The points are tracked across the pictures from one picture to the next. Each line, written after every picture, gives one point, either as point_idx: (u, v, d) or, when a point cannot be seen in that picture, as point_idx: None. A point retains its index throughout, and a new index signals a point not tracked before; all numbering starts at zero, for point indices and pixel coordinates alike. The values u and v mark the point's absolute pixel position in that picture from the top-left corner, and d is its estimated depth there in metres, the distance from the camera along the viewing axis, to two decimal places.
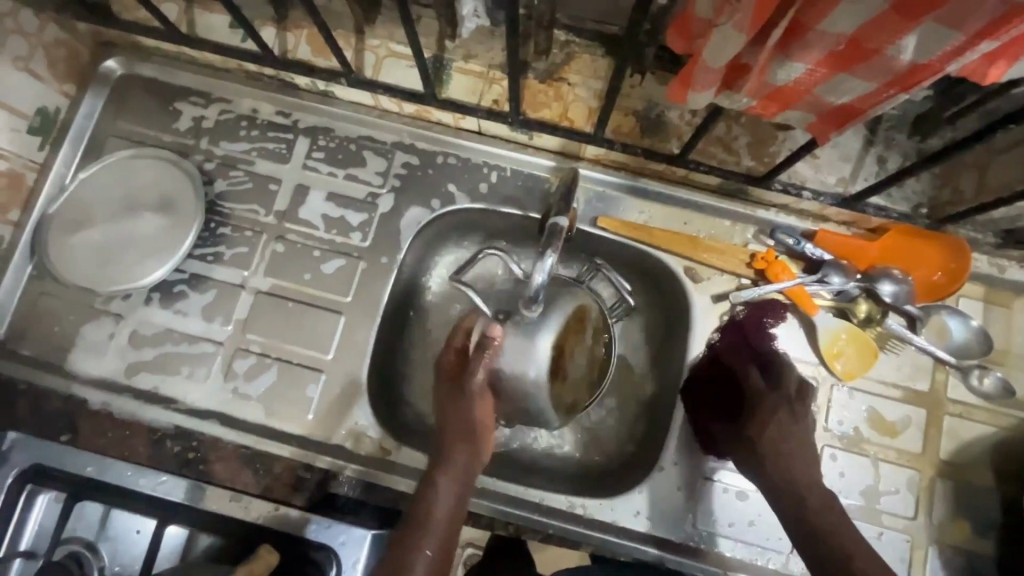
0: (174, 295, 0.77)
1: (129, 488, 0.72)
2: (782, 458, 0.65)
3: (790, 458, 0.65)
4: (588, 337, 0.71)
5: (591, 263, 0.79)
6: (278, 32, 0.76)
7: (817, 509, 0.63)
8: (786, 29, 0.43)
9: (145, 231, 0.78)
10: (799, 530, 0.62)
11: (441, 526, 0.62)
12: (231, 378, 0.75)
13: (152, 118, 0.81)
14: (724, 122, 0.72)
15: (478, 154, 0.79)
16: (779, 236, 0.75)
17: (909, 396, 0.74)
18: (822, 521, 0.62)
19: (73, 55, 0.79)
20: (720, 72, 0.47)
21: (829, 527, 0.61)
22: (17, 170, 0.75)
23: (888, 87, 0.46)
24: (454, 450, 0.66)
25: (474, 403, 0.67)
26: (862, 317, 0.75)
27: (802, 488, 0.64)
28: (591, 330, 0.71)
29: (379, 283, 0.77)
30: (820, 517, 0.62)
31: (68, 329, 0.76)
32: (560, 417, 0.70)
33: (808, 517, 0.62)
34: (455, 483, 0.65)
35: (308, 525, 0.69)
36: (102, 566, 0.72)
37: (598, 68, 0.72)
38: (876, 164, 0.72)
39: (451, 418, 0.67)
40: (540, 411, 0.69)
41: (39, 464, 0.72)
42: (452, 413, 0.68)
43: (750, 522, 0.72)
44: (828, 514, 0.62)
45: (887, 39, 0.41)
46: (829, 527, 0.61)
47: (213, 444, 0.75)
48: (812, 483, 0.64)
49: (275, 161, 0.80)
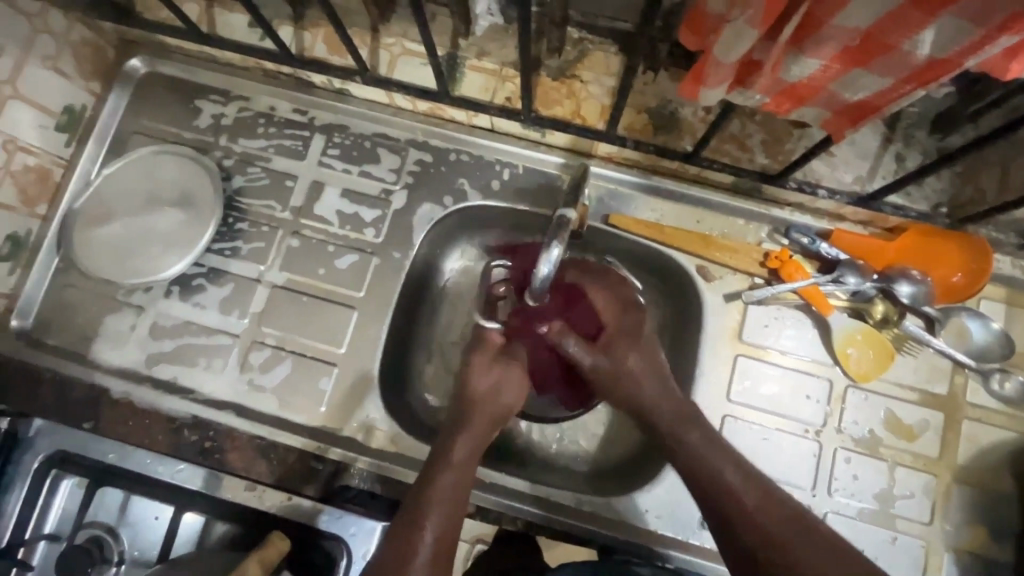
0: (193, 288, 0.79)
1: (149, 474, 0.74)
2: (691, 449, 0.63)
3: (709, 447, 0.63)
4: None
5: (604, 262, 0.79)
6: (295, 30, 0.77)
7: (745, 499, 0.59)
8: (799, 24, 0.42)
9: (165, 226, 0.80)
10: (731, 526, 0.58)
11: (450, 505, 0.60)
12: (247, 369, 0.77)
13: (173, 116, 0.83)
14: (739, 119, 0.72)
15: (490, 151, 0.80)
16: (794, 235, 0.74)
17: (927, 399, 0.73)
18: (750, 512, 0.58)
19: (99, 54, 0.81)
20: (731, 69, 0.46)
21: (753, 510, 0.58)
22: (45, 165, 0.78)
23: (905, 82, 0.45)
24: (472, 422, 0.67)
25: (511, 380, 0.70)
26: (879, 317, 0.74)
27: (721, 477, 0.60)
28: None
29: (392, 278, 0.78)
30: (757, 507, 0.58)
31: (92, 319, 0.79)
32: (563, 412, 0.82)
33: (735, 512, 0.58)
34: (469, 458, 0.64)
35: (319, 515, 0.71)
36: (122, 550, 0.75)
37: (611, 65, 0.72)
38: (895, 162, 0.70)
39: (478, 394, 0.69)
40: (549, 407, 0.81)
41: (64, 450, 0.75)
42: (478, 387, 0.69)
43: None
44: (762, 506, 0.58)
45: (904, 33, 0.41)
46: (766, 516, 0.57)
47: (228, 433, 0.76)
48: (739, 470, 0.61)
49: (292, 157, 0.81)
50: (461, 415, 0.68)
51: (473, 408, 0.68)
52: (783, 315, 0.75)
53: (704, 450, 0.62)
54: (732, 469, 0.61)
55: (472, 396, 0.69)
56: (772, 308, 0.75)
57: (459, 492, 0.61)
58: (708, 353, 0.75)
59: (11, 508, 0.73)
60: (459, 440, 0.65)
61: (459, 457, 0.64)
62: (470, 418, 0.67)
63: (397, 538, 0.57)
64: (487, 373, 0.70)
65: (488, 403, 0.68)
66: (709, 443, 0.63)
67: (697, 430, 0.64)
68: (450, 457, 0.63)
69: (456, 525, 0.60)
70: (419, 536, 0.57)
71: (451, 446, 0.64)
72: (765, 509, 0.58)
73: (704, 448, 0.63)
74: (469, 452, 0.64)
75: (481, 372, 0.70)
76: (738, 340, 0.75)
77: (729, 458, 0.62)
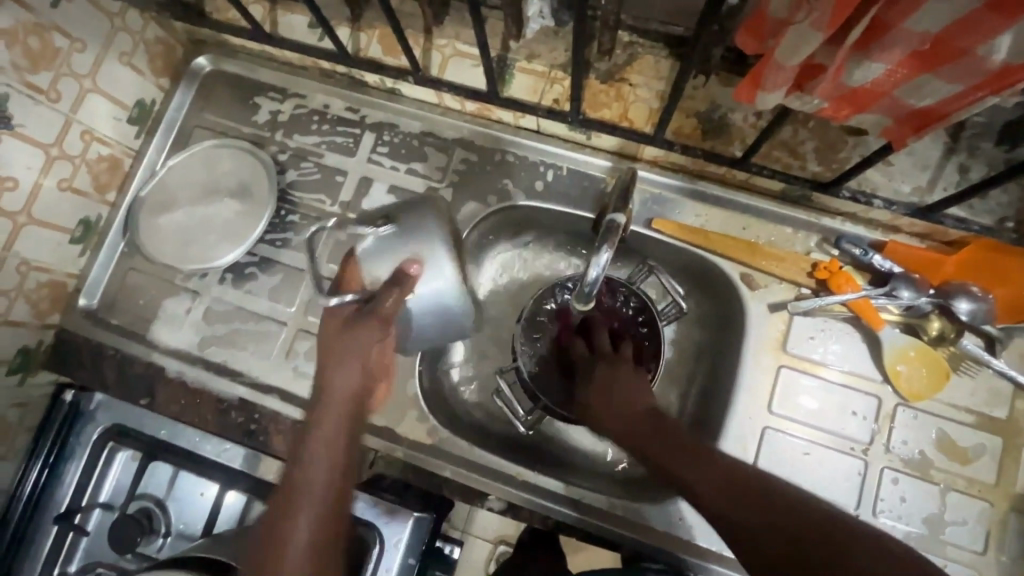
0: (245, 276, 0.82)
1: (198, 452, 0.78)
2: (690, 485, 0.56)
3: (705, 477, 0.55)
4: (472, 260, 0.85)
5: (643, 264, 0.81)
6: (352, 31, 0.79)
7: (763, 527, 0.50)
8: (866, 27, 0.41)
9: (222, 215, 0.84)
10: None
11: (316, 500, 0.58)
12: (292, 356, 0.79)
13: (235, 112, 0.87)
14: (792, 125, 0.70)
15: (536, 153, 0.81)
16: (845, 245, 0.72)
17: (984, 422, 0.70)
18: (779, 546, 0.48)
19: (169, 52, 0.86)
20: (792, 72, 0.46)
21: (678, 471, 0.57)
22: (116, 155, 0.83)
23: (977, 89, 0.43)
24: (330, 412, 0.64)
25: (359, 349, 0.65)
26: (934, 334, 0.71)
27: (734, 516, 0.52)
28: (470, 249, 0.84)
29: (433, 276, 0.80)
30: (790, 537, 0.48)
31: (152, 302, 0.83)
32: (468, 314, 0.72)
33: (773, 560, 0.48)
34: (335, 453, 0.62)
35: (355, 501, 0.70)
36: (169, 523, 0.78)
37: (661, 69, 0.72)
38: (958, 173, 0.68)
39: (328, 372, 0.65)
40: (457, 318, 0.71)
41: (121, 424, 0.80)
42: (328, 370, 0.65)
43: None
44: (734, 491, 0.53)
45: (979, 38, 0.39)
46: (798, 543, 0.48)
47: (272, 416, 0.78)
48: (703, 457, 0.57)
49: (343, 154, 0.84)
50: (319, 411, 0.64)
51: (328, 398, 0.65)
52: (831, 327, 0.73)
53: (702, 475, 0.56)
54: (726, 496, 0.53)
55: (330, 388, 0.65)
56: (816, 320, 0.73)
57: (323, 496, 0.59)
58: (750, 363, 0.73)
59: (72, 475, 0.79)
60: (316, 439, 0.62)
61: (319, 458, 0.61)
62: (334, 406, 0.64)
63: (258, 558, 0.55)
64: (342, 347, 0.66)
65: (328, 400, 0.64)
66: (707, 471, 0.56)
67: (667, 441, 0.60)
68: (309, 462, 0.61)
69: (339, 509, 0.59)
70: (289, 537, 0.56)
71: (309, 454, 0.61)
72: (751, 495, 0.52)
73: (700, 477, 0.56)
74: (324, 448, 0.62)
75: (337, 341, 0.66)
76: (782, 351, 0.73)
77: (730, 475, 0.55)
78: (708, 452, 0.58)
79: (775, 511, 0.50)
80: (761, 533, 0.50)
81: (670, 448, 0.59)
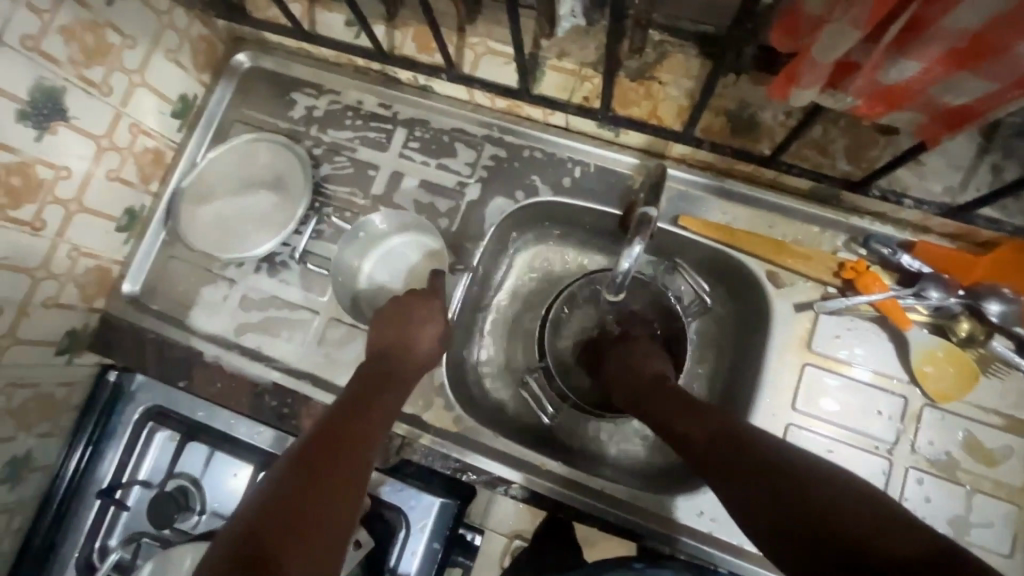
0: (278, 265, 0.85)
1: (234, 434, 0.82)
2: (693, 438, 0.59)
3: (702, 425, 0.59)
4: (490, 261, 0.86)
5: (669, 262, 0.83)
6: (387, 29, 0.82)
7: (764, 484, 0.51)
8: (904, 25, 0.42)
9: (260, 207, 0.88)
10: (785, 514, 0.49)
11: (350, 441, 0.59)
12: (324, 344, 0.82)
13: (272, 107, 0.90)
14: (822, 124, 0.70)
15: (564, 149, 0.82)
16: (873, 245, 0.72)
17: (1013, 425, 0.69)
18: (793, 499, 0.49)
19: (212, 48, 0.89)
20: (828, 69, 0.46)
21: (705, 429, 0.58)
22: (160, 148, 0.86)
23: (1013, 87, 0.44)
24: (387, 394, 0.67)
25: (415, 328, 0.73)
26: (963, 335, 0.71)
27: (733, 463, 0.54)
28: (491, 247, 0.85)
29: (460, 271, 0.82)
30: (783, 484, 0.51)
31: (190, 289, 0.87)
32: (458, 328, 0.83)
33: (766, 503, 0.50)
34: (380, 422, 0.64)
35: (382, 486, 0.76)
36: (204, 501, 0.81)
37: (690, 67, 0.73)
38: (991, 173, 0.67)
39: (384, 339, 0.72)
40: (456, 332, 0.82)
41: (161, 406, 0.84)
42: (382, 338, 0.73)
43: None
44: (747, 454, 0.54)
45: (1019, 35, 0.39)
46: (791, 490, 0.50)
47: (304, 401, 0.81)
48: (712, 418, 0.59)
49: (375, 149, 0.86)
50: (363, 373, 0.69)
51: (386, 374, 0.69)
52: (857, 327, 0.73)
53: (702, 432, 0.58)
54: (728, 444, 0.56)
55: (377, 352, 0.71)
56: (844, 320, 0.73)
57: (355, 442, 0.59)
58: (774, 360, 0.74)
59: (113, 453, 0.83)
60: (354, 392, 0.66)
61: (371, 418, 0.63)
62: (392, 382, 0.69)
63: (289, 481, 0.52)
64: (414, 338, 0.72)
65: (389, 378, 0.69)
66: (712, 428, 0.58)
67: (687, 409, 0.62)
68: (359, 416, 0.62)
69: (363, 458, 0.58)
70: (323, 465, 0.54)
71: (365, 411, 0.63)
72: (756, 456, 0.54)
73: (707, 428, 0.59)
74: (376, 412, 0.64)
75: (400, 327, 0.73)
76: (807, 349, 0.73)
77: (742, 438, 0.56)
78: (717, 415, 0.59)
79: (767, 459, 0.53)
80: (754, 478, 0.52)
81: (690, 415, 0.61)
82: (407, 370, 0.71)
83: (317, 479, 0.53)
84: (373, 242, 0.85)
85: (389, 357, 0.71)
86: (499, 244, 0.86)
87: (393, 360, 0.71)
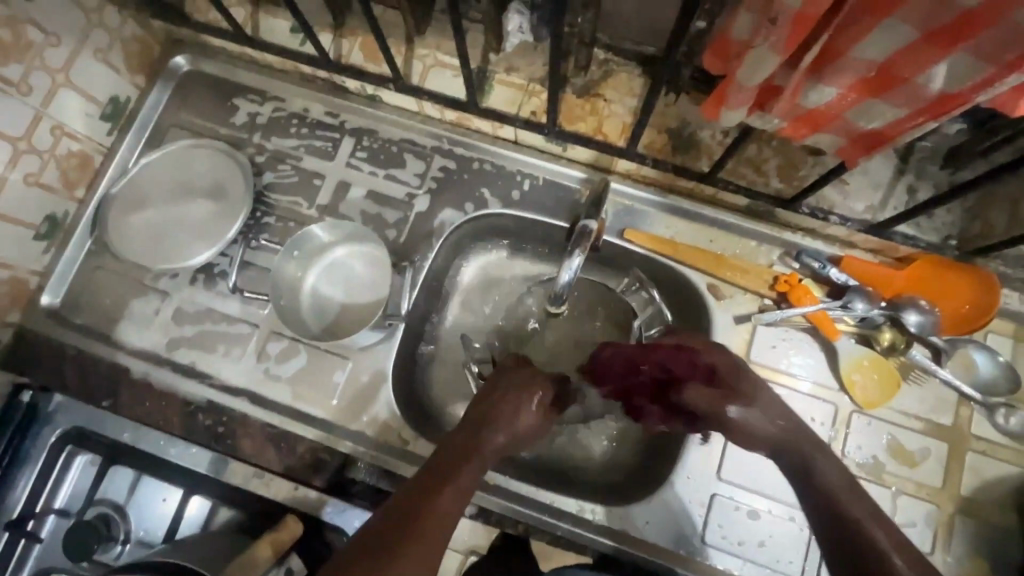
0: (215, 276, 0.81)
1: (161, 456, 0.77)
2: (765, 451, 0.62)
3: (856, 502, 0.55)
4: (439, 274, 0.85)
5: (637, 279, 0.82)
6: (334, 38, 0.80)
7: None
8: (818, 52, 0.45)
9: (196, 216, 0.84)
10: None
11: (450, 489, 0.59)
12: (263, 359, 0.79)
13: (211, 113, 0.87)
14: (756, 143, 0.74)
15: (513, 162, 0.82)
16: (804, 259, 0.76)
17: (931, 429, 0.74)
18: None
19: (147, 50, 0.85)
20: (753, 92, 0.49)
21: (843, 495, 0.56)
22: (86, 151, 0.81)
23: (919, 113, 0.47)
24: (487, 440, 0.65)
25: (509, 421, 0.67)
26: (885, 344, 0.75)
27: (819, 470, 0.58)
28: (442, 258, 0.84)
29: (403, 266, 0.80)
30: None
31: (118, 301, 0.81)
32: (406, 341, 0.81)
33: (849, 518, 0.54)
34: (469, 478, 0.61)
35: (324, 507, 0.75)
36: (128, 529, 0.77)
37: (634, 86, 0.75)
38: (907, 193, 0.72)
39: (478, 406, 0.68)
40: (406, 344, 0.81)
41: (79, 427, 0.78)
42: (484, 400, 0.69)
43: (740, 542, 0.72)
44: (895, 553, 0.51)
45: (919, 67, 0.43)
46: None
47: (241, 419, 0.77)
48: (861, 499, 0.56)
49: (321, 158, 0.84)
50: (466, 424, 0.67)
51: (467, 443, 0.64)
52: (790, 337, 0.76)
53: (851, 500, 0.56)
54: (825, 458, 0.59)
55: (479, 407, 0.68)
56: (780, 331, 0.76)
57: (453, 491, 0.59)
58: None
59: (25, 481, 0.76)
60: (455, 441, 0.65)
61: (454, 462, 0.62)
62: (487, 428, 0.66)
63: (387, 519, 0.55)
64: (502, 417, 0.67)
65: (479, 444, 0.64)
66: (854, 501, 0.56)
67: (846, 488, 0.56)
68: (453, 480, 0.60)
69: (449, 500, 0.58)
70: (428, 504, 0.57)
71: (460, 457, 0.63)
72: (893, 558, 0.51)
73: (855, 505, 0.55)
74: (449, 489, 0.59)
75: (497, 404, 0.68)
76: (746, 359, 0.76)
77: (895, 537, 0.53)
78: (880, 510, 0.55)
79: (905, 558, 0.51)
80: (845, 488, 0.57)
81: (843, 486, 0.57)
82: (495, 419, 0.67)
83: (417, 512, 0.56)
84: (312, 256, 0.81)
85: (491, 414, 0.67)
86: (450, 253, 0.85)
87: (484, 421, 0.66)
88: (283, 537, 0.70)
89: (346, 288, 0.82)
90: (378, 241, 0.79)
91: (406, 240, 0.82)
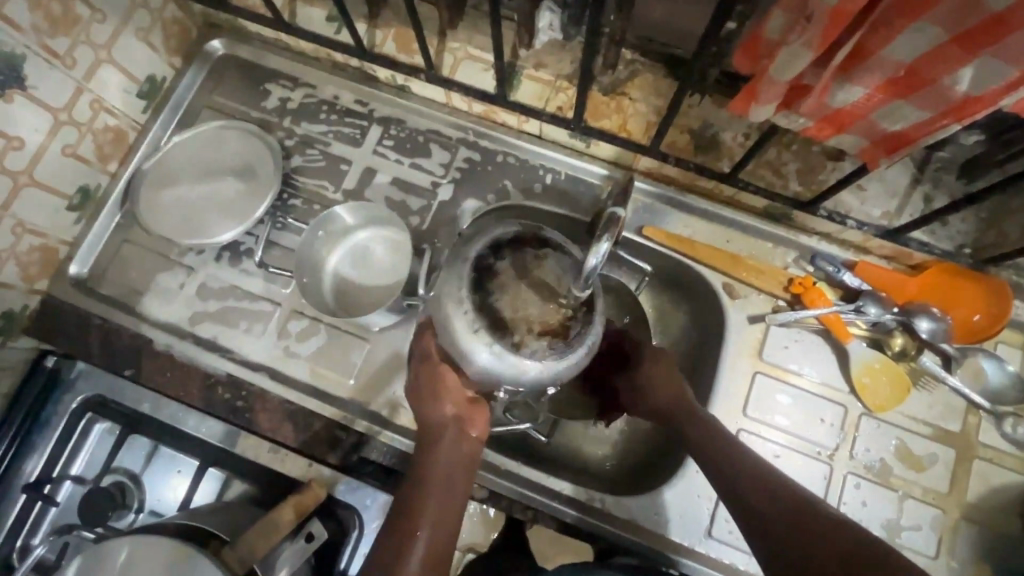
0: (241, 254, 0.83)
1: (180, 428, 0.79)
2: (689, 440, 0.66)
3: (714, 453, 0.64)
4: None
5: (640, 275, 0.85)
6: (368, 27, 0.82)
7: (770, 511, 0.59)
8: (849, 52, 0.46)
9: (225, 194, 0.86)
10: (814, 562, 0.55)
11: (434, 506, 0.63)
12: (284, 336, 0.80)
13: (244, 96, 0.89)
14: (776, 146, 0.76)
15: (537, 156, 0.85)
16: (819, 262, 0.77)
17: (939, 435, 0.75)
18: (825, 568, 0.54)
19: (185, 33, 0.88)
20: (783, 88, 0.51)
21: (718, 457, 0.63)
22: (122, 128, 0.83)
23: (942, 116, 0.49)
24: (440, 447, 0.66)
25: (445, 416, 0.67)
26: (897, 350, 0.76)
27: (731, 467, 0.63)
28: None
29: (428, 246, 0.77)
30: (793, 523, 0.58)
31: (144, 275, 0.83)
32: None
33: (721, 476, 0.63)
34: (445, 484, 0.65)
35: (337, 485, 0.77)
36: (141, 498, 0.79)
37: (661, 86, 0.76)
38: (923, 202, 0.74)
39: (423, 408, 0.68)
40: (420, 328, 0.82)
41: (101, 397, 0.80)
42: (421, 399, 0.68)
43: None
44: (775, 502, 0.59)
45: (946, 70, 0.44)
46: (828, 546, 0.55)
47: (260, 394, 0.78)
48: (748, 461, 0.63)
49: (349, 144, 0.86)
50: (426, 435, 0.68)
51: (427, 454, 0.66)
52: (803, 339, 0.77)
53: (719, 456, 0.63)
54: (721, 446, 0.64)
55: (425, 415, 0.67)
56: (793, 332, 0.78)
57: (448, 499, 0.64)
58: (727, 367, 0.77)
59: (46, 445, 0.78)
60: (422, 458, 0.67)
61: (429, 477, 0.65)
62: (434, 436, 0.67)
63: (395, 537, 0.62)
64: (445, 439, 0.66)
65: (431, 452, 0.66)
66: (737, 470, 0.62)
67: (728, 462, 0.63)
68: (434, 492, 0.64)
69: (446, 509, 0.64)
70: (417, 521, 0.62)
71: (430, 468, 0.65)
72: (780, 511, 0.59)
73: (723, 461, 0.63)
74: (432, 520, 0.63)
75: (424, 392, 0.67)
76: (758, 358, 0.77)
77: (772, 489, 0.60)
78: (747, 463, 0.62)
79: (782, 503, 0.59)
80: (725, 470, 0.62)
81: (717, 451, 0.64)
82: (436, 418, 0.67)
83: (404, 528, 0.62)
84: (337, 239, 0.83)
85: (427, 417, 0.67)
86: None
87: (428, 426, 0.67)
88: (305, 503, 0.70)
89: (365, 268, 0.83)
90: (401, 224, 0.81)
91: (429, 228, 0.84)
